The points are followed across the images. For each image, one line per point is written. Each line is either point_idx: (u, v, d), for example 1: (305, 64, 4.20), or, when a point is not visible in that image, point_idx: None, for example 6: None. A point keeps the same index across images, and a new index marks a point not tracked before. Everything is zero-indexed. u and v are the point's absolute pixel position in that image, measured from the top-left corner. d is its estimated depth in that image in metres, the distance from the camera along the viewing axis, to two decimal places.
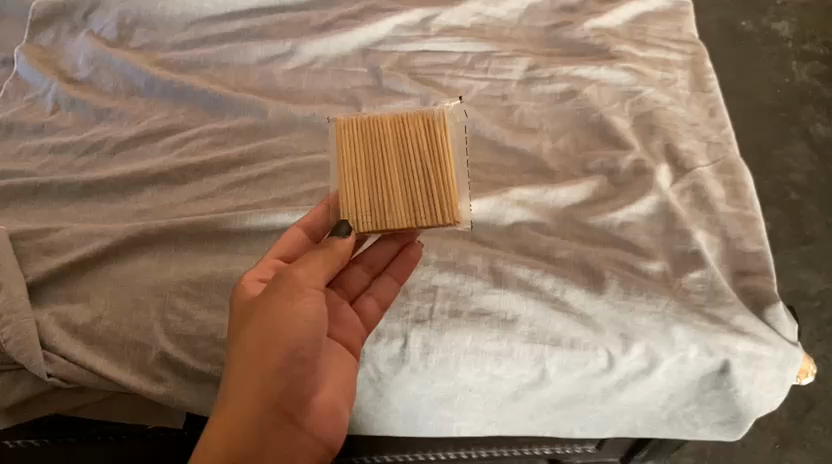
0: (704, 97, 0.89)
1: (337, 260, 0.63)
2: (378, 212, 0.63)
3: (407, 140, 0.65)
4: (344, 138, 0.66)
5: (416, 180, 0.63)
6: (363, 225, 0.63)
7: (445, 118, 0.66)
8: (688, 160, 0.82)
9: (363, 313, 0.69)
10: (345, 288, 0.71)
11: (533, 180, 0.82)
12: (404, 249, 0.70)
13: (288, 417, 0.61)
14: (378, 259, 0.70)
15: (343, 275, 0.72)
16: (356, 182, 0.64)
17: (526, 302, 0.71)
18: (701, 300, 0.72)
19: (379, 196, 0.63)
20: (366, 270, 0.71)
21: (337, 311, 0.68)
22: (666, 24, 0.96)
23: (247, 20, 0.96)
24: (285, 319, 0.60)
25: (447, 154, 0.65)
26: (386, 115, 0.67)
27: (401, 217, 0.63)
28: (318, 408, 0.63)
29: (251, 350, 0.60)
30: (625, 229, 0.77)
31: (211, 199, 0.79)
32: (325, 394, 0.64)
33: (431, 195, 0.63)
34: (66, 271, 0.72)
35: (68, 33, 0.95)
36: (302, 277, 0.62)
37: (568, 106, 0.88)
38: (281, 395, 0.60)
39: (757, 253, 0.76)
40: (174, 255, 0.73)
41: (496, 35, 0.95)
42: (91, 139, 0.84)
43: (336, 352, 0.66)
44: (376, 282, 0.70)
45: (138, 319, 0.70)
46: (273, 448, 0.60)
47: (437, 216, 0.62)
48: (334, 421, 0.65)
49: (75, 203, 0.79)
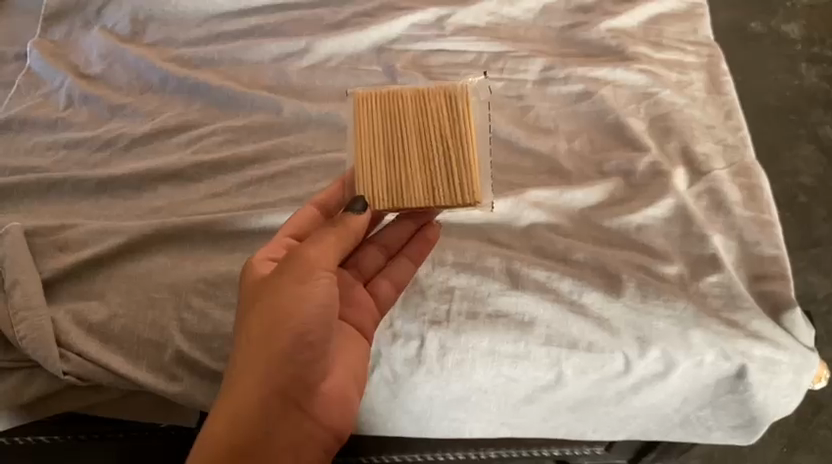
0: (720, 100, 0.89)
1: (349, 237, 0.64)
2: (396, 190, 0.63)
3: (427, 117, 0.64)
4: (363, 113, 0.65)
5: (435, 159, 0.63)
6: (380, 203, 0.63)
7: (467, 95, 0.65)
8: (705, 163, 0.81)
9: (378, 294, 0.69)
10: (358, 268, 0.71)
11: (548, 181, 0.82)
12: (421, 230, 0.71)
13: (296, 404, 0.60)
14: (395, 239, 0.71)
15: (357, 256, 0.71)
16: (372, 160, 0.63)
17: (543, 305, 0.70)
18: (718, 304, 0.72)
19: (397, 174, 0.63)
20: (381, 251, 0.71)
21: (351, 292, 0.68)
22: (682, 26, 0.95)
23: (261, 17, 0.95)
24: (292, 301, 0.60)
25: (468, 132, 0.64)
26: (407, 90, 0.66)
27: (418, 196, 0.62)
28: (325, 394, 0.63)
29: (260, 330, 0.60)
30: (641, 232, 0.76)
31: (226, 197, 0.79)
32: (333, 380, 0.64)
33: (449, 174, 0.62)
34: (82, 269, 0.72)
35: (80, 28, 0.94)
36: (314, 259, 0.62)
37: (584, 107, 0.87)
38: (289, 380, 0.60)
39: (774, 257, 0.75)
40: (190, 253, 0.73)
41: (511, 34, 0.94)
42: (105, 135, 0.83)
43: (345, 336, 0.66)
44: (392, 263, 0.70)
45: (154, 318, 0.69)
46: (277, 433, 0.59)
47: (455, 197, 0.62)
48: (342, 408, 0.64)
49: (89, 200, 0.79)
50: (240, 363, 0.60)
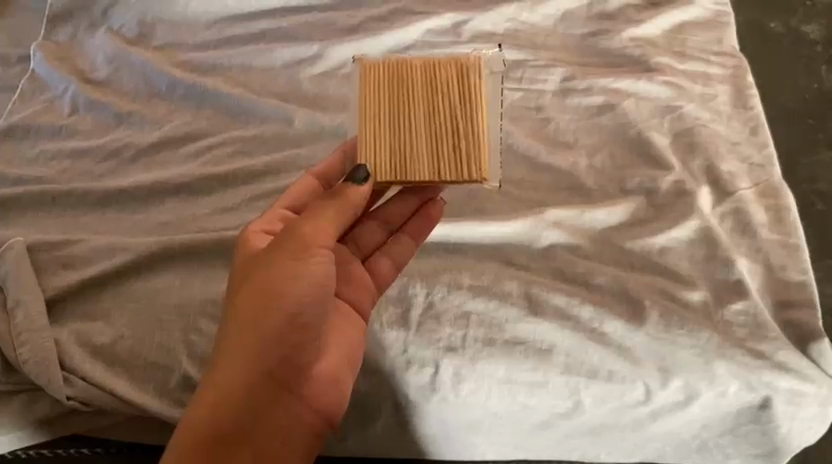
0: (745, 114, 0.85)
1: (349, 211, 0.62)
2: (400, 162, 0.61)
3: (437, 90, 0.63)
4: (369, 80, 0.64)
5: (444, 133, 0.62)
6: (382, 174, 0.61)
7: (479, 69, 0.64)
8: (730, 182, 0.79)
9: (376, 272, 0.68)
10: (356, 244, 0.69)
11: (569, 199, 0.79)
12: (424, 206, 0.69)
13: (285, 386, 0.60)
14: (396, 216, 0.69)
15: (356, 229, 0.69)
16: (378, 129, 0.62)
17: (562, 332, 0.68)
18: (743, 334, 0.69)
19: (402, 145, 0.61)
20: (380, 226, 0.69)
21: (348, 268, 0.67)
22: (706, 35, 0.92)
23: (272, 21, 0.93)
24: (286, 279, 0.59)
25: (480, 108, 0.63)
26: (417, 59, 0.64)
27: (423, 168, 0.61)
28: (318, 378, 0.62)
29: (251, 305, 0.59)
30: (664, 255, 0.74)
31: (235, 212, 0.76)
32: (328, 363, 0.63)
33: (458, 149, 0.61)
34: (87, 287, 0.70)
35: (86, 29, 0.92)
36: (310, 234, 0.60)
37: (605, 121, 0.84)
38: (279, 361, 0.59)
39: (801, 284, 0.73)
40: (198, 272, 0.71)
41: (530, 41, 0.91)
42: (111, 145, 0.81)
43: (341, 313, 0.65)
44: (393, 240, 0.69)
45: (160, 340, 0.67)
46: (267, 417, 0.58)
47: (462, 172, 0.61)
48: (334, 393, 0.63)
49: (94, 213, 0.76)
50: (228, 338, 0.58)
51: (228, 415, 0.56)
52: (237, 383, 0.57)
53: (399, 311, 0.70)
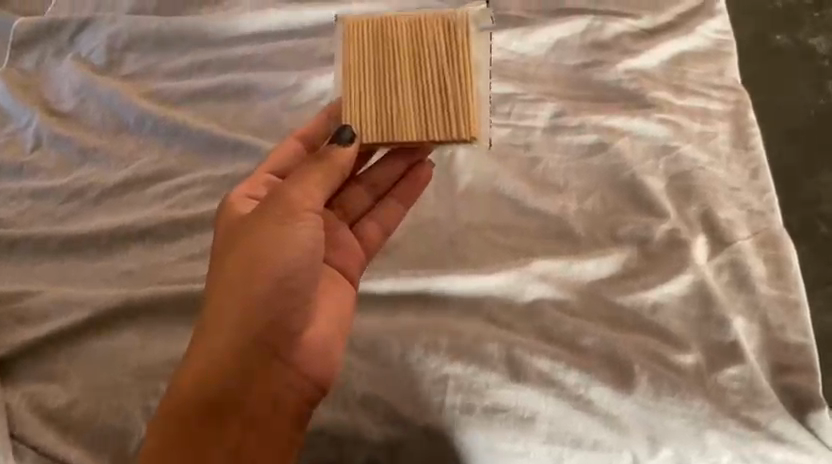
0: (746, 155, 0.81)
1: (336, 174, 0.64)
2: (385, 123, 0.64)
3: (418, 49, 0.65)
4: (353, 42, 0.66)
5: (429, 94, 0.63)
6: (368, 135, 0.64)
7: (466, 27, 0.65)
8: (728, 232, 0.74)
9: (365, 237, 0.71)
10: (344, 209, 0.72)
11: (557, 247, 0.74)
12: (412, 169, 0.72)
13: (273, 353, 0.62)
14: (383, 179, 0.72)
15: (343, 196, 0.72)
16: (361, 89, 0.65)
17: (546, 399, 0.64)
18: (737, 401, 0.65)
19: (386, 106, 0.64)
20: (368, 190, 0.72)
21: (336, 233, 0.70)
22: (705, 67, 0.87)
23: (249, 47, 0.88)
24: (273, 244, 0.62)
25: (462, 64, 0.64)
26: (403, 18, 0.66)
27: (412, 127, 0.63)
28: (308, 345, 0.63)
29: (237, 270, 0.61)
30: (656, 313, 0.70)
31: (203, 260, 0.72)
32: (318, 328, 0.64)
33: (443, 105, 0.63)
34: (42, 345, 0.66)
35: (53, 56, 0.87)
36: (296, 199, 0.63)
37: (597, 161, 0.80)
38: (267, 325, 0.61)
39: (801, 345, 0.68)
40: (161, 330, 0.67)
41: (521, 73, 0.86)
42: (74, 185, 0.77)
43: (329, 276, 0.68)
44: (380, 204, 0.72)
45: (118, 404, 0.63)
46: (255, 382, 0.60)
47: (449, 130, 0.62)
48: (326, 361, 0.63)
49: (54, 261, 0.72)
50: (214, 304, 0.61)
51: (215, 381, 0.59)
52: (222, 355, 0.59)
53: (372, 371, 0.66)
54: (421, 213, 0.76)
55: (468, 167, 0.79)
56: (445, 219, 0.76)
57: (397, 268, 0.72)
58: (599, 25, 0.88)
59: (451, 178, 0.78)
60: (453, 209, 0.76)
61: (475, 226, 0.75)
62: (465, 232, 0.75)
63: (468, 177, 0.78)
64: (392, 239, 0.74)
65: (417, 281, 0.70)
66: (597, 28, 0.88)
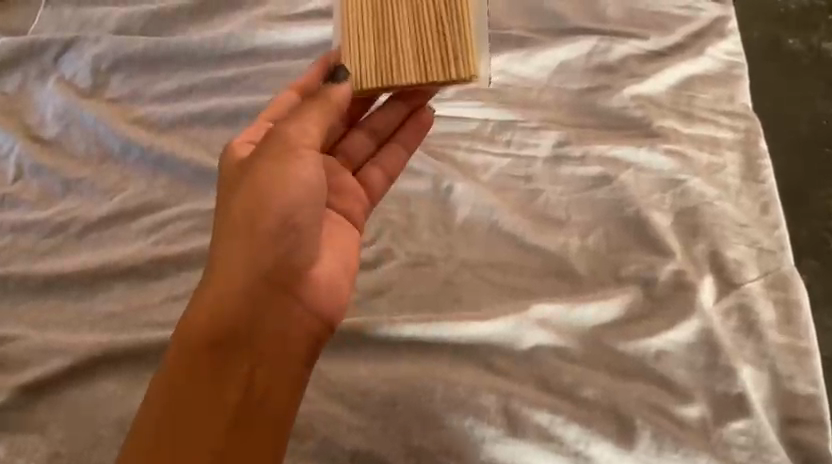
0: (755, 188, 0.78)
1: (333, 110, 0.62)
2: (385, 65, 0.63)
3: None
4: None
5: (427, 35, 0.62)
6: (368, 81, 0.64)
7: None
8: (736, 273, 0.71)
9: (370, 180, 0.70)
10: (345, 156, 0.70)
11: (557, 288, 0.71)
12: (413, 112, 0.72)
13: (284, 290, 0.57)
14: (383, 124, 0.71)
15: (342, 144, 0.71)
16: (362, 35, 0.65)
17: (544, 456, 0.61)
18: (744, 457, 0.63)
19: (386, 46, 0.63)
20: (368, 135, 0.71)
21: (338, 179, 0.68)
22: (714, 91, 0.83)
23: (240, 68, 0.85)
24: (275, 178, 0.58)
25: (462, 5, 0.62)
26: None
27: (409, 67, 0.63)
28: (318, 282, 0.60)
29: (240, 211, 0.58)
30: (660, 361, 0.67)
31: (189, 301, 0.69)
32: (327, 266, 0.61)
33: (443, 45, 0.62)
34: (20, 395, 0.63)
35: (36, 78, 0.84)
36: (294, 136, 0.60)
37: (601, 195, 0.76)
38: (276, 261, 0.57)
39: (810, 397, 0.66)
40: (142, 378, 0.64)
41: (522, 98, 0.83)
42: (56, 219, 0.74)
43: (334, 218, 0.65)
44: (383, 150, 0.71)
45: (98, 460, 0.60)
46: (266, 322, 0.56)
47: (451, 71, 0.62)
48: (336, 297, 0.61)
49: (34, 301, 0.69)
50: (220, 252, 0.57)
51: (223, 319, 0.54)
52: (226, 305, 0.55)
53: (362, 423, 0.63)
54: (416, 249, 0.73)
55: (466, 199, 0.76)
56: (441, 258, 0.72)
57: (389, 312, 0.69)
58: (604, 48, 0.85)
59: (447, 213, 0.76)
60: (450, 247, 0.73)
61: (471, 264, 0.72)
62: (461, 270, 0.72)
63: (465, 211, 0.75)
64: (384, 278, 0.71)
65: (409, 327, 0.66)
66: (603, 51, 0.85)
